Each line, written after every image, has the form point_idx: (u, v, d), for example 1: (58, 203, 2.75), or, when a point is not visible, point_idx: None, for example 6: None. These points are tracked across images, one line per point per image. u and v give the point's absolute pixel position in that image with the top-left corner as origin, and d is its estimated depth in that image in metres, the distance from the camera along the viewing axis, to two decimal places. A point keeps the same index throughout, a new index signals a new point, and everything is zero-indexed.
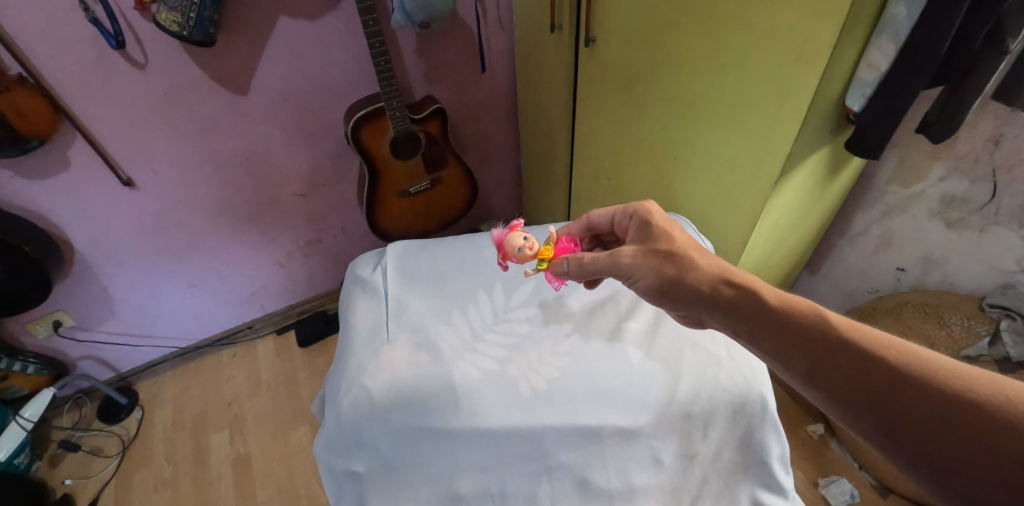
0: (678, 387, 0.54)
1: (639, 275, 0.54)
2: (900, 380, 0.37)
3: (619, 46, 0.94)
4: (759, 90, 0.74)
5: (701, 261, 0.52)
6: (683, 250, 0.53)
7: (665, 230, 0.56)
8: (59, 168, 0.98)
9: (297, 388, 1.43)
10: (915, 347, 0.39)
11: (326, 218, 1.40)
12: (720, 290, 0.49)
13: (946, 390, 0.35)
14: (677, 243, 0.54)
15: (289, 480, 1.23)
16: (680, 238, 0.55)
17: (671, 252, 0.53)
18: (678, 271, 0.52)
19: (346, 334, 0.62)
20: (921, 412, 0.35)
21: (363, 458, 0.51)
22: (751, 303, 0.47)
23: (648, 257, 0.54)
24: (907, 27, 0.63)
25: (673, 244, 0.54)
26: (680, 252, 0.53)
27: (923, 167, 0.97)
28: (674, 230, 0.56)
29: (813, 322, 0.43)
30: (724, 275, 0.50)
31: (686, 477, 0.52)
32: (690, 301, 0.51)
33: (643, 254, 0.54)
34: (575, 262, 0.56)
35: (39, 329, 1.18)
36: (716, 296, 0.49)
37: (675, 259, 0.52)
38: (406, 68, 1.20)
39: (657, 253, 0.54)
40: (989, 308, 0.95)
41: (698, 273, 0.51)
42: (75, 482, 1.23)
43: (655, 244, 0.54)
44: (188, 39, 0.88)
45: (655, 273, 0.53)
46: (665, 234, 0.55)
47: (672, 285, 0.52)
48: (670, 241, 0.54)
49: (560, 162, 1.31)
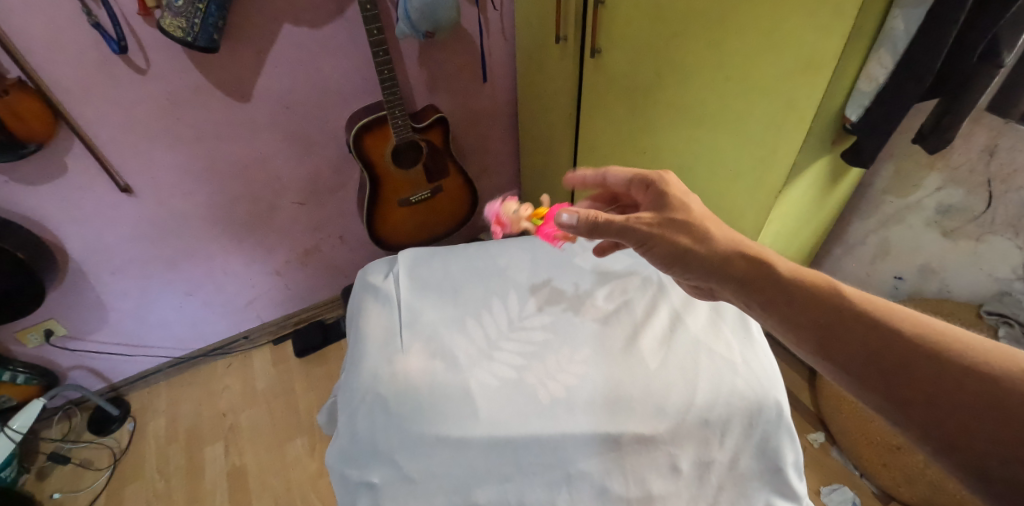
0: (696, 393, 0.54)
1: (652, 243, 0.54)
2: (913, 354, 0.37)
3: (624, 56, 0.95)
4: (763, 101, 0.75)
5: (720, 236, 0.51)
6: (702, 224, 0.53)
7: (680, 201, 0.55)
8: (55, 174, 0.97)
9: (294, 398, 1.40)
10: (932, 321, 0.39)
11: (326, 226, 1.39)
12: (735, 263, 0.49)
13: (963, 364, 0.35)
14: (693, 219, 0.53)
15: (285, 492, 1.21)
16: (697, 209, 0.54)
17: (689, 223, 0.53)
18: (692, 242, 0.52)
19: (358, 341, 0.61)
20: (935, 389, 0.35)
21: (380, 467, 0.50)
22: (766, 279, 0.47)
23: (665, 226, 0.53)
24: (905, 41, 0.64)
25: (691, 215, 0.53)
26: (694, 228, 0.52)
27: (919, 177, 0.99)
28: (692, 202, 0.55)
29: (826, 295, 0.44)
30: (737, 249, 0.50)
31: (703, 485, 0.52)
32: (706, 274, 0.51)
33: (661, 223, 0.53)
34: (586, 217, 0.53)
35: (29, 338, 1.16)
36: (730, 270, 0.49)
37: (693, 231, 0.52)
38: (409, 77, 1.20)
39: (669, 224, 0.53)
40: (987, 316, 0.96)
41: (713, 250, 0.51)
42: (64, 496, 1.20)
43: (672, 214, 0.54)
44: (192, 44, 0.87)
45: (674, 244, 0.52)
46: (680, 207, 0.55)
47: (687, 257, 0.52)
48: (686, 215, 0.54)
49: (561, 172, 1.31)
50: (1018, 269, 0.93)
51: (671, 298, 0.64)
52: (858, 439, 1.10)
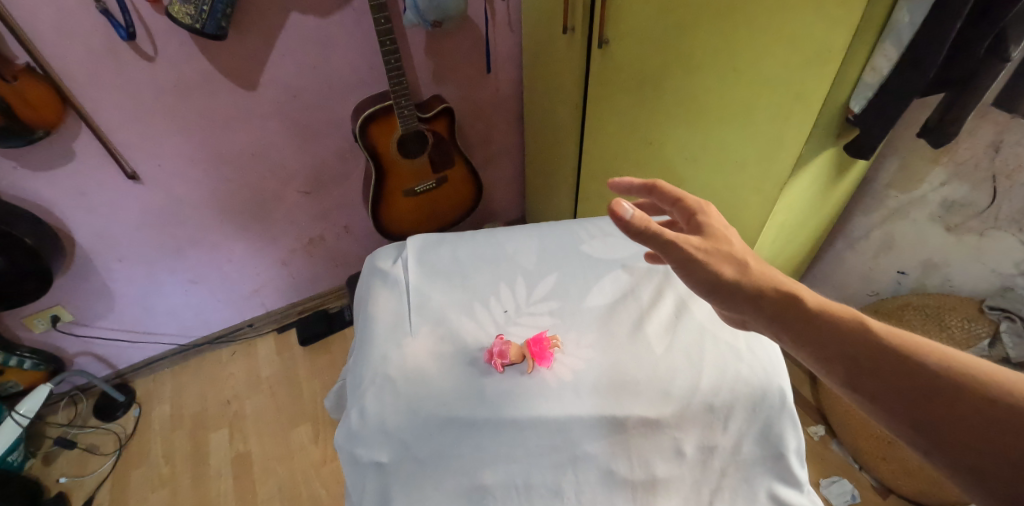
0: (700, 378, 0.54)
1: (694, 269, 0.48)
2: (945, 391, 0.35)
3: (631, 47, 0.95)
4: (770, 93, 0.75)
5: (758, 269, 0.47)
6: (743, 256, 0.48)
7: (714, 228, 0.50)
8: (64, 160, 0.97)
9: (297, 386, 1.41)
10: (959, 355, 0.37)
11: (330, 215, 1.40)
12: (766, 295, 0.46)
13: (996, 401, 0.33)
14: (731, 247, 0.48)
15: (289, 479, 1.22)
16: (738, 242, 0.49)
17: (730, 254, 0.48)
18: (735, 273, 0.47)
19: (367, 324, 0.62)
20: (968, 427, 0.34)
21: (388, 447, 0.51)
22: (794, 310, 0.44)
23: (709, 252, 0.47)
24: (910, 33, 0.64)
25: (732, 246, 0.48)
26: (732, 255, 0.48)
27: (923, 172, 0.99)
28: (732, 235, 0.50)
29: (849, 326, 0.41)
30: (768, 281, 0.46)
31: (706, 469, 0.52)
32: (739, 304, 0.47)
33: (704, 248, 0.48)
34: (643, 219, 0.46)
35: (36, 323, 1.17)
36: (761, 300, 0.46)
37: (734, 260, 0.47)
38: (415, 67, 1.20)
39: (715, 253, 0.48)
40: (990, 311, 0.97)
41: (746, 280, 0.46)
42: (70, 480, 1.22)
43: (714, 243, 0.48)
44: (201, 32, 0.87)
45: (714, 273, 0.47)
46: (714, 232, 0.50)
47: (725, 286, 0.47)
48: (721, 243, 0.49)
49: (567, 163, 1.31)
50: (1021, 264, 0.93)
51: (677, 285, 0.65)
52: (859, 434, 1.11)
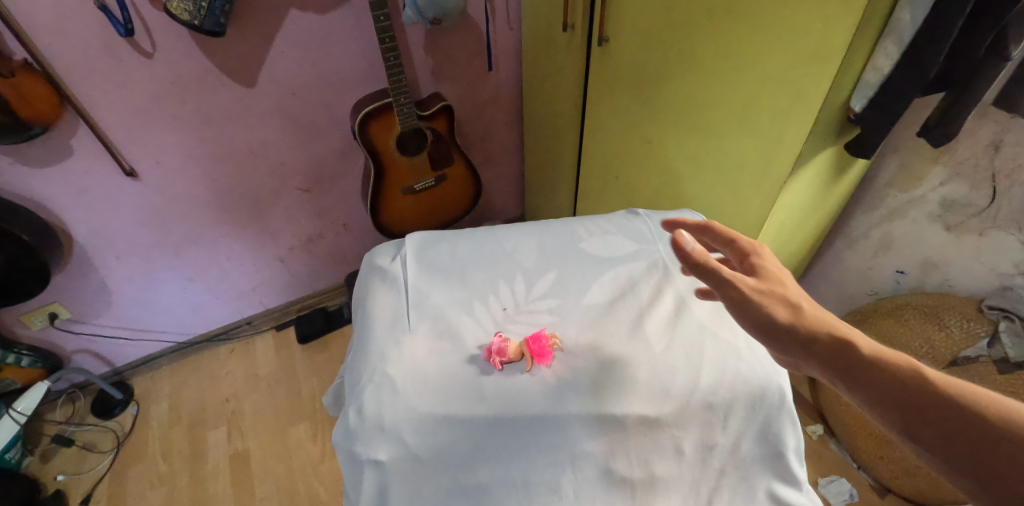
0: (700, 377, 0.54)
1: (744, 309, 0.45)
2: None
3: (631, 45, 0.95)
4: (771, 92, 0.75)
5: (813, 311, 0.43)
6: (797, 298, 0.44)
7: (768, 270, 0.47)
8: (61, 157, 0.97)
9: (295, 384, 1.41)
10: None
11: (329, 213, 1.39)
12: (820, 339, 0.41)
13: None
14: (786, 290, 0.45)
15: (287, 478, 1.22)
16: (793, 286, 0.46)
17: (784, 297, 0.44)
18: (790, 316, 0.43)
19: (366, 322, 0.62)
20: None
21: (387, 444, 0.50)
22: (851, 356, 0.40)
23: (761, 293, 0.45)
24: (911, 32, 0.63)
25: (786, 288, 0.45)
26: (786, 298, 0.44)
27: (922, 171, 0.99)
28: (788, 279, 0.46)
29: (912, 379, 0.37)
30: (824, 324, 0.42)
31: (705, 468, 0.52)
32: (791, 349, 0.43)
33: (758, 289, 0.45)
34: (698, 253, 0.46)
35: (34, 321, 1.16)
36: (814, 345, 0.41)
37: (788, 302, 0.44)
38: (415, 65, 1.20)
39: (767, 294, 0.45)
40: (988, 310, 0.97)
41: (801, 323, 0.42)
42: (67, 478, 1.21)
43: (767, 284, 0.45)
44: (199, 28, 0.87)
45: (766, 315, 0.44)
46: (769, 274, 0.47)
47: (777, 329, 0.43)
48: (777, 285, 0.46)
49: (567, 161, 1.31)
50: (1020, 264, 0.93)
51: (676, 283, 0.64)
52: (858, 433, 1.11)
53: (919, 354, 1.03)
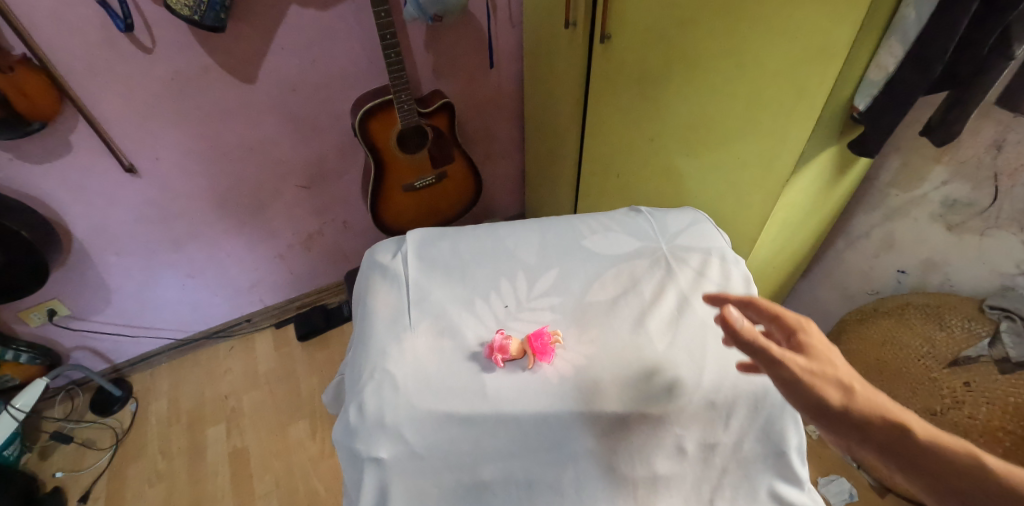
0: (703, 375, 0.54)
1: (796, 392, 0.40)
2: None
3: (634, 42, 0.94)
4: (774, 90, 0.75)
5: (867, 394, 0.39)
6: (850, 379, 0.40)
7: (817, 348, 0.43)
8: (60, 152, 0.96)
9: (295, 381, 1.41)
10: None
11: (329, 210, 1.39)
12: (882, 427, 0.37)
13: None
14: (838, 370, 0.41)
15: (287, 475, 1.22)
16: (842, 363, 0.42)
17: (838, 378, 0.40)
18: (842, 401, 0.39)
19: (366, 319, 0.61)
20: None
21: (389, 443, 0.50)
22: (920, 452, 0.35)
23: (814, 374, 0.40)
24: (916, 30, 0.63)
25: (836, 368, 0.41)
26: (838, 379, 0.40)
27: (924, 171, 0.99)
28: (836, 355, 0.42)
29: (992, 480, 0.33)
30: (882, 410, 0.38)
31: (708, 467, 0.51)
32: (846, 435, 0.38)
33: (811, 370, 0.40)
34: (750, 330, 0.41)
35: (32, 317, 1.16)
36: (875, 434, 0.37)
37: (842, 384, 0.40)
38: (416, 62, 1.20)
39: (820, 375, 0.40)
40: (990, 310, 0.95)
41: (858, 410, 0.38)
42: (66, 475, 1.21)
43: (820, 364, 0.41)
44: (199, 23, 0.86)
45: (822, 400, 0.39)
46: (818, 353, 0.42)
47: (831, 414, 0.39)
48: (827, 364, 0.41)
49: (568, 159, 1.31)
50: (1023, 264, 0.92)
51: (678, 281, 0.64)
52: None
53: (921, 354, 1.01)
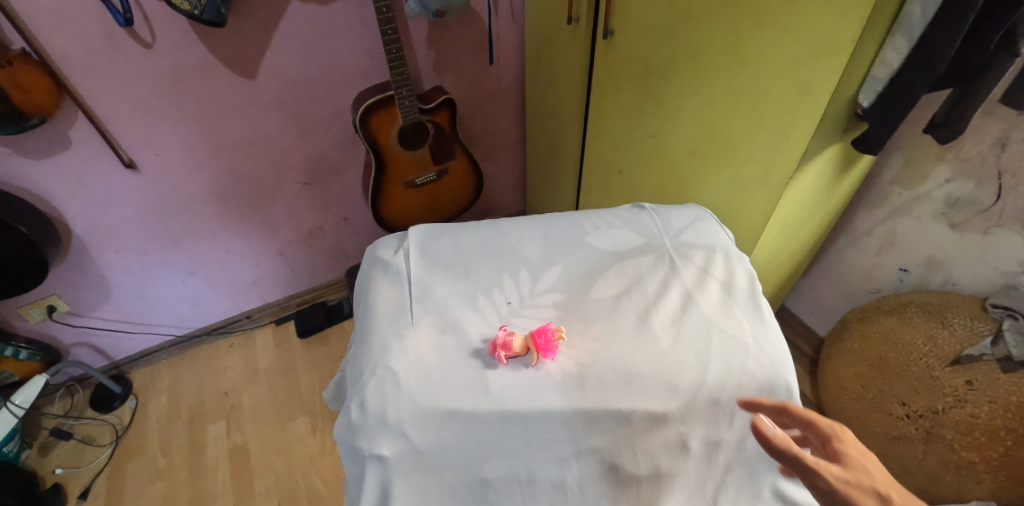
0: (708, 373, 0.54)
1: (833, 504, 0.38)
2: None
3: (637, 38, 0.94)
4: (778, 87, 0.74)
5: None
6: (889, 489, 0.39)
7: (852, 458, 0.42)
8: (59, 148, 0.96)
9: (295, 378, 1.41)
10: None
11: (330, 207, 1.39)
12: None
13: None
14: (874, 479, 0.39)
15: (287, 472, 1.21)
16: (880, 473, 0.40)
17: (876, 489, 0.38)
18: None
19: (368, 315, 0.61)
20: None
21: (391, 440, 0.50)
22: None
23: (850, 485, 0.39)
24: (921, 26, 0.62)
25: (873, 478, 0.39)
26: (875, 489, 0.38)
27: (927, 169, 0.98)
28: (873, 465, 0.41)
29: None
30: None
31: (711, 465, 0.50)
32: None
33: (847, 480, 0.39)
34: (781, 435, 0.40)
35: (32, 313, 1.15)
36: None
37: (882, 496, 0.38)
38: (417, 58, 1.19)
39: (857, 486, 0.39)
40: (992, 309, 0.95)
41: None
42: (66, 472, 1.21)
43: (857, 474, 0.40)
44: (199, 18, 0.85)
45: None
46: (853, 463, 0.41)
47: None
48: (863, 474, 0.40)
49: (570, 156, 1.30)
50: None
51: (683, 278, 0.64)
52: (858, 430, 1.11)
53: (923, 352, 0.99)
